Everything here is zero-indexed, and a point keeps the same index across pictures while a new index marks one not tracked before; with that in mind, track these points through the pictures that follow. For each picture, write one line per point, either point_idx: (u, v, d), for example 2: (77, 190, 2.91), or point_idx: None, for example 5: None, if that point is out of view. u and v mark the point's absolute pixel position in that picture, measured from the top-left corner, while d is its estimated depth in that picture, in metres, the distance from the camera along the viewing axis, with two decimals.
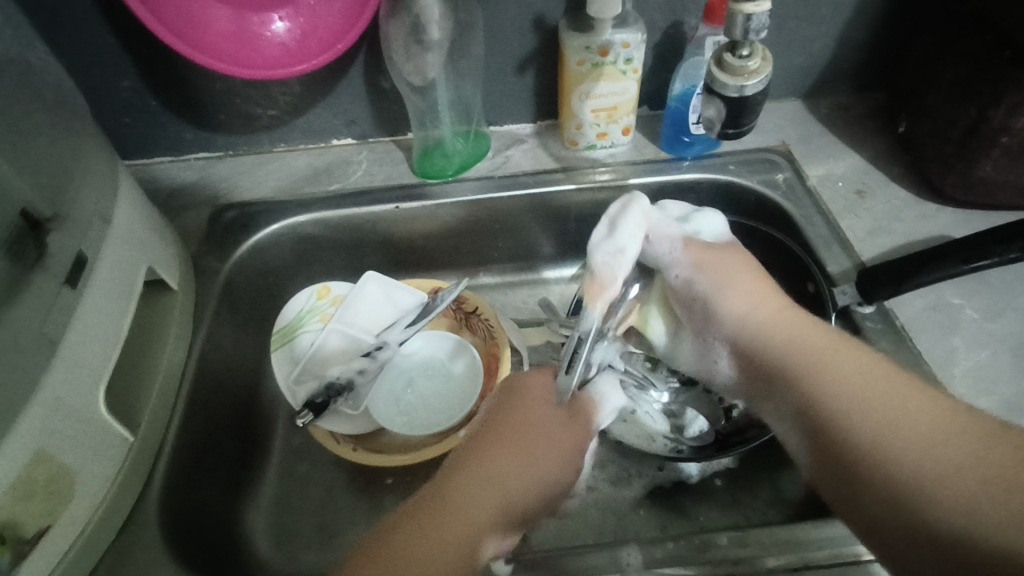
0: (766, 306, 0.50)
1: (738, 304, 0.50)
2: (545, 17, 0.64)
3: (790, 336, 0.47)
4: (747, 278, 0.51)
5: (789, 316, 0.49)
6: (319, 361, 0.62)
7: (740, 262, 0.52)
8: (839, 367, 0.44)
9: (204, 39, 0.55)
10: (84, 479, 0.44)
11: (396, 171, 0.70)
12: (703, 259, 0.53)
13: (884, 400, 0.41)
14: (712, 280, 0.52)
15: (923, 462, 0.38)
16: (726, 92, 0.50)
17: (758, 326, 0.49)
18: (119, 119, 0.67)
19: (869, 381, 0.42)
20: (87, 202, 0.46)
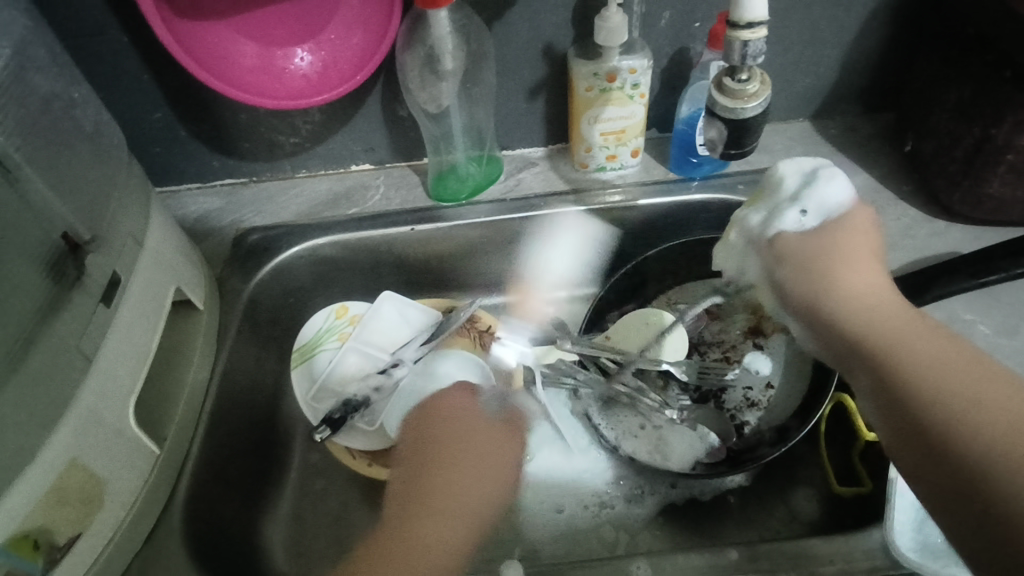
0: (863, 287, 0.46)
1: (853, 281, 0.47)
2: (555, 46, 0.66)
3: (871, 306, 0.44)
4: (866, 267, 0.48)
5: (882, 294, 0.46)
6: (338, 378, 0.64)
7: (865, 253, 0.49)
8: (920, 341, 0.41)
9: (233, 73, 0.58)
10: (113, 490, 0.46)
11: (412, 195, 0.73)
12: (809, 246, 0.49)
13: (971, 378, 0.38)
14: (805, 268, 0.49)
15: (1000, 435, 0.35)
16: (726, 115, 0.52)
17: (841, 297, 0.46)
18: (151, 148, 0.71)
19: (952, 361, 0.39)
20: (121, 226, 0.49)
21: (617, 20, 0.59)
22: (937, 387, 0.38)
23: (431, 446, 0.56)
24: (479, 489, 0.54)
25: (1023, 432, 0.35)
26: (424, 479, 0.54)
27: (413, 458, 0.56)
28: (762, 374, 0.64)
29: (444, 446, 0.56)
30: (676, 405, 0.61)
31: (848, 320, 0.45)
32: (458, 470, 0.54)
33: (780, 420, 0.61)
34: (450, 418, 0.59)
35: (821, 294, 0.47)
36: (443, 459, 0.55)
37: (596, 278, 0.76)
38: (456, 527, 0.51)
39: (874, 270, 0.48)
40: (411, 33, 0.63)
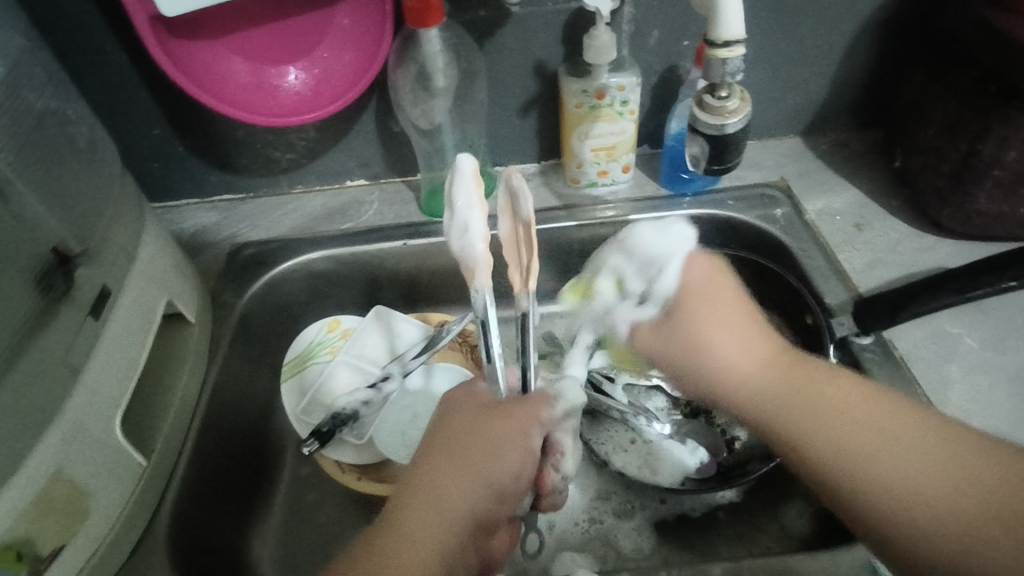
0: (736, 328, 0.47)
1: (725, 346, 0.46)
2: (546, 64, 0.68)
3: (757, 374, 0.45)
4: (739, 326, 0.47)
5: (749, 328, 0.47)
6: (327, 391, 0.64)
7: (720, 281, 0.49)
8: (786, 391, 0.44)
9: (225, 90, 0.60)
10: (98, 501, 0.46)
11: (405, 211, 0.74)
12: (685, 302, 0.48)
13: (845, 414, 0.42)
14: (692, 330, 0.47)
15: (914, 476, 0.38)
16: (708, 131, 0.53)
17: (738, 372, 0.45)
18: (148, 165, 0.72)
19: (858, 434, 0.41)
20: (113, 240, 0.50)
21: (605, 39, 0.60)
22: (834, 449, 0.40)
23: (456, 428, 0.47)
24: (488, 494, 0.44)
25: (931, 475, 0.38)
26: (430, 475, 0.45)
27: (436, 444, 0.47)
28: None
29: (456, 431, 0.47)
30: (665, 418, 0.62)
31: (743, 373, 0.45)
32: (466, 466, 0.45)
33: None
34: (468, 418, 0.47)
35: (707, 350, 0.46)
36: (459, 451, 0.45)
37: None
38: (434, 532, 0.42)
39: (738, 306, 0.47)
40: (403, 50, 0.64)
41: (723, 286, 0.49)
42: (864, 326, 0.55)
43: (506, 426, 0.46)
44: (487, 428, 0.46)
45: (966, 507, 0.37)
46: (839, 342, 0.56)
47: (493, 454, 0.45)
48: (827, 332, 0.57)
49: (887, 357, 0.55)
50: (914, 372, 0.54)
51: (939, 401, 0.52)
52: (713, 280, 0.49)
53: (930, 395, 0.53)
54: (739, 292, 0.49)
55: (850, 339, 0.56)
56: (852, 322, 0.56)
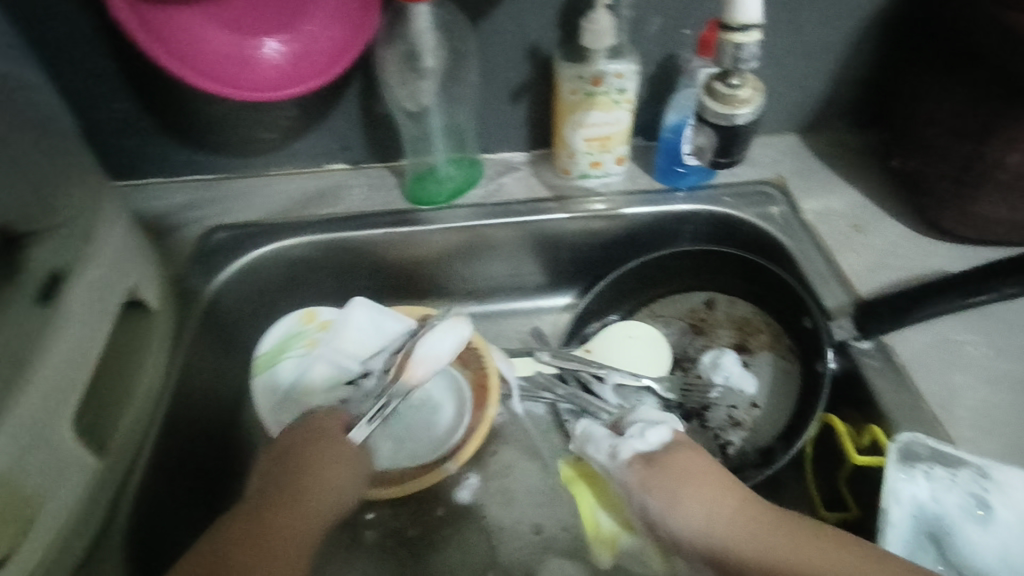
0: (717, 511, 0.43)
1: (686, 526, 0.43)
2: (540, 47, 0.64)
3: (725, 521, 0.42)
4: (708, 489, 0.44)
5: (728, 509, 0.43)
6: (303, 388, 0.61)
7: (683, 465, 0.45)
8: (755, 540, 0.41)
9: (200, 59, 0.55)
10: (49, 503, 0.41)
11: (388, 197, 0.70)
12: (647, 480, 0.45)
13: (829, 569, 0.38)
14: (662, 501, 0.44)
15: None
16: (717, 121, 0.49)
17: (710, 534, 0.42)
18: (110, 139, 0.67)
19: (799, 556, 0.39)
20: (66, 219, 0.45)
21: (604, 24, 0.57)
22: None
23: (315, 451, 0.52)
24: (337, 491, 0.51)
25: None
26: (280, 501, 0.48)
27: (283, 455, 0.52)
28: (747, 393, 0.62)
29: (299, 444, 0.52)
30: None
31: (728, 549, 0.41)
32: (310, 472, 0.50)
33: (765, 441, 0.59)
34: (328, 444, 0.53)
35: (682, 531, 0.43)
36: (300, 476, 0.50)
37: (579, 288, 0.75)
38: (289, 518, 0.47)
39: (707, 477, 0.44)
40: (390, 27, 0.60)
41: (693, 458, 0.46)
42: (865, 331, 0.55)
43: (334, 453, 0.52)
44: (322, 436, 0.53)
45: None
46: (838, 346, 0.56)
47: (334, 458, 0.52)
48: (825, 334, 0.56)
49: (887, 363, 0.53)
50: (914, 379, 0.53)
51: (940, 411, 0.51)
52: (680, 454, 0.46)
53: (930, 404, 0.51)
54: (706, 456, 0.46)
55: (849, 343, 0.55)
56: (852, 327, 0.56)
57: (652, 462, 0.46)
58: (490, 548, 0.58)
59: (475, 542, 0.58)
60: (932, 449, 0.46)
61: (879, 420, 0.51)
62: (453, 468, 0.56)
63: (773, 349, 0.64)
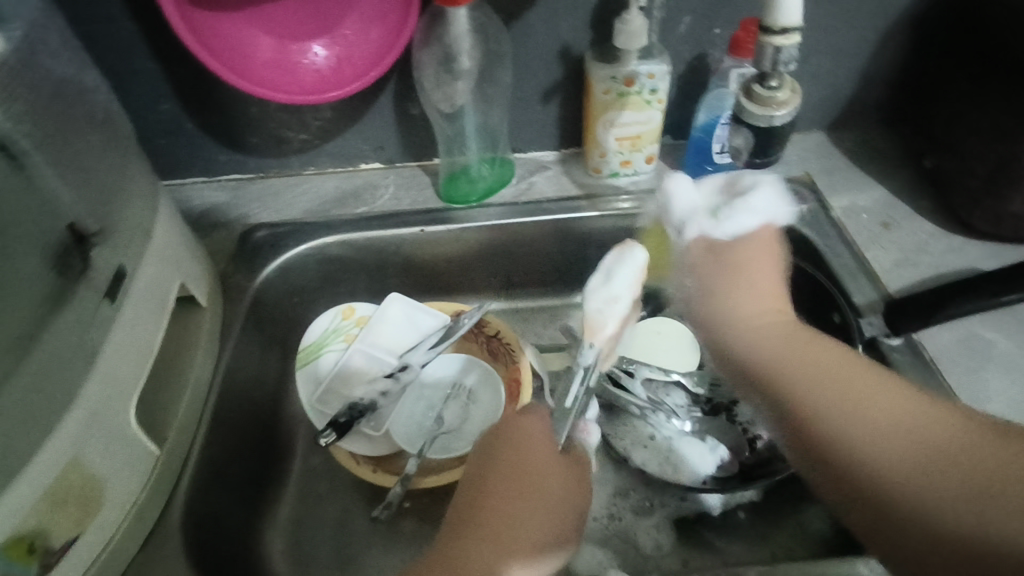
0: (771, 316, 0.50)
1: (732, 307, 0.51)
2: (572, 48, 0.66)
3: (765, 331, 0.48)
4: (760, 297, 0.51)
5: (776, 326, 0.49)
6: (343, 380, 0.63)
7: (771, 256, 0.53)
8: (806, 369, 0.43)
9: (247, 64, 0.57)
10: (113, 489, 0.44)
11: (421, 196, 0.72)
12: (699, 259, 0.54)
13: (866, 395, 0.40)
14: (704, 280, 0.54)
15: (904, 446, 0.36)
16: (754, 121, 0.51)
17: (746, 322, 0.50)
18: (156, 140, 0.69)
19: (835, 366, 0.43)
20: (129, 218, 0.48)
21: (637, 24, 0.59)
22: (817, 392, 0.41)
23: (512, 466, 0.50)
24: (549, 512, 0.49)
25: (931, 442, 0.36)
26: (476, 526, 0.47)
27: (493, 463, 0.51)
28: None
29: (517, 445, 0.51)
30: (686, 415, 0.62)
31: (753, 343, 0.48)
32: (512, 484, 0.49)
33: None
34: (548, 460, 0.51)
35: (735, 342, 0.49)
36: (515, 482, 0.50)
37: None
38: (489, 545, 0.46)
39: (761, 269, 0.53)
40: (428, 30, 0.62)
41: (757, 249, 0.53)
42: (896, 327, 0.55)
43: (562, 481, 0.51)
44: (533, 438, 0.52)
45: (913, 456, 0.36)
46: (868, 343, 0.56)
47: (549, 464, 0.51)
48: (856, 331, 0.57)
49: (917, 359, 0.54)
50: (945, 375, 0.53)
51: (971, 407, 0.51)
52: (760, 236, 0.53)
53: (962, 400, 0.52)
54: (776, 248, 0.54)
55: (880, 339, 0.56)
56: (882, 324, 0.56)
57: (720, 246, 0.54)
58: None
59: None
60: None
61: None
62: None
63: None
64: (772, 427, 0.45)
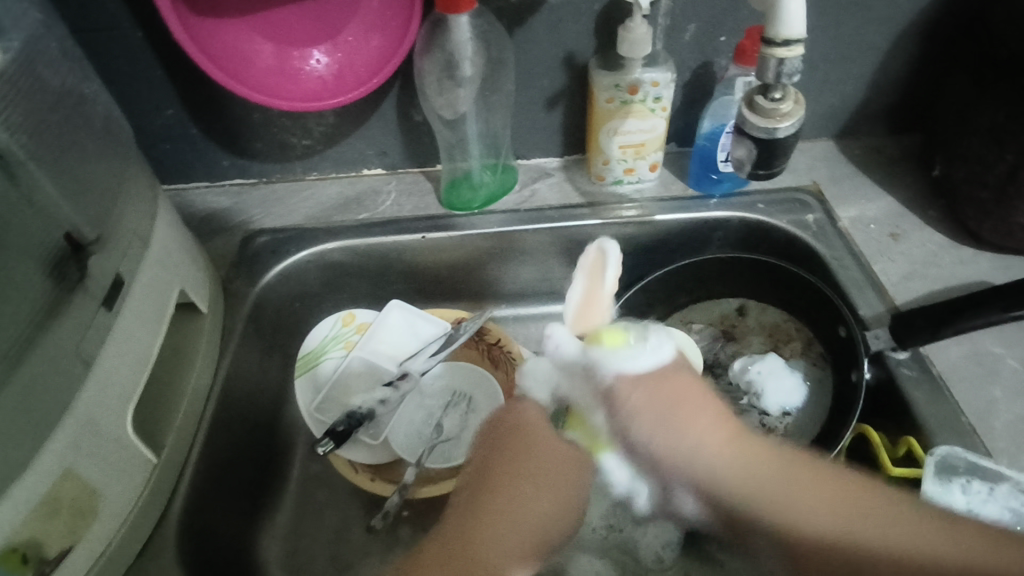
0: (724, 444, 0.40)
1: (696, 442, 0.40)
2: (576, 56, 0.65)
3: (743, 472, 0.39)
4: (705, 416, 0.41)
5: (741, 451, 0.40)
6: (342, 387, 0.62)
7: (696, 399, 0.41)
8: (799, 498, 0.38)
9: (248, 71, 0.57)
10: (108, 498, 0.43)
11: (424, 202, 0.71)
12: (641, 389, 0.41)
13: (893, 528, 0.36)
14: (648, 424, 0.41)
15: (945, 571, 0.34)
16: (757, 133, 0.49)
17: (710, 469, 0.40)
18: (159, 145, 0.69)
19: (823, 502, 0.38)
20: (129, 226, 0.48)
21: (641, 33, 0.58)
22: (831, 534, 0.37)
23: (511, 449, 0.48)
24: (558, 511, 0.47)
25: (958, 565, 0.34)
26: (490, 506, 0.45)
27: (502, 455, 0.48)
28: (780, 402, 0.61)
29: (521, 435, 0.48)
30: None
31: (717, 480, 0.40)
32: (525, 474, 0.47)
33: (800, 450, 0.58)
34: (553, 440, 0.48)
35: (664, 450, 0.41)
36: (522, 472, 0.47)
37: None
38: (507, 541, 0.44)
39: (712, 413, 0.41)
40: (430, 37, 0.62)
41: (683, 378, 0.42)
42: (902, 341, 0.54)
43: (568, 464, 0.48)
44: (534, 430, 0.49)
45: (954, 574, 0.34)
46: (873, 356, 0.55)
47: (555, 458, 0.48)
48: (861, 345, 0.56)
49: (924, 374, 0.53)
50: (953, 391, 0.52)
51: (978, 424, 0.50)
52: (678, 377, 0.42)
53: (969, 417, 0.51)
54: (701, 385, 0.42)
55: (886, 353, 0.55)
56: (889, 338, 0.55)
57: (653, 379, 0.41)
58: None
59: None
60: (970, 462, 0.46)
61: (917, 431, 0.51)
62: None
63: (806, 356, 0.63)
64: (723, 526, 0.42)
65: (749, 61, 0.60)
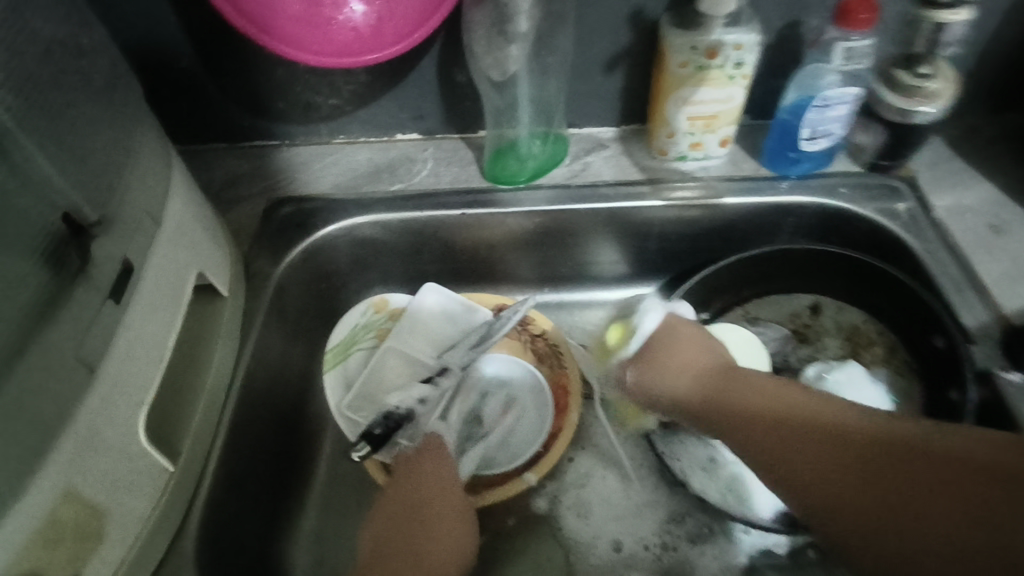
0: (702, 379, 0.50)
1: (670, 381, 0.51)
2: (645, 11, 0.57)
3: (721, 391, 0.48)
4: (692, 352, 0.52)
5: (723, 370, 0.50)
6: (375, 382, 0.57)
7: (686, 335, 0.53)
8: (759, 405, 0.46)
9: (274, 20, 0.49)
10: (116, 515, 0.39)
11: (464, 173, 0.64)
12: (656, 357, 0.52)
13: (858, 424, 0.42)
14: (645, 370, 0.52)
15: (863, 471, 0.40)
16: (891, 116, 0.56)
17: (679, 391, 0.50)
18: (173, 101, 0.62)
19: (773, 402, 0.46)
20: (137, 200, 0.41)
21: None
22: (784, 458, 0.43)
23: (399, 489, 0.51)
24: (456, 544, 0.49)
25: (877, 457, 0.40)
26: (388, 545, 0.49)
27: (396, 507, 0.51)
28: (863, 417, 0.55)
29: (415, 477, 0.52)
30: None
31: (696, 405, 0.49)
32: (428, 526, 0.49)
33: None
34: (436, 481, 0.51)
35: (659, 386, 0.51)
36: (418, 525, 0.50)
37: (661, 279, 0.69)
38: None
39: (692, 352, 0.52)
40: None
41: (681, 330, 0.53)
42: None
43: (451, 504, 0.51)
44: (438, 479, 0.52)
45: (867, 466, 0.40)
46: (980, 375, 0.48)
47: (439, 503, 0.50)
48: (966, 360, 0.49)
49: None
50: None
51: None
52: (666, 330, 0.53)
53: None
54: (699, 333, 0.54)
55: (994, 372, 0.48)
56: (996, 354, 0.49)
57: (659, 337, 0.53)
58: (566, 561, 0.54)
59: (550, 554, 0.54)
60: None
61: None
62: (534, 480, 0.53)
63: (888, 365, 0.57)
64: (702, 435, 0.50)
65: (863, 25, 0.51)
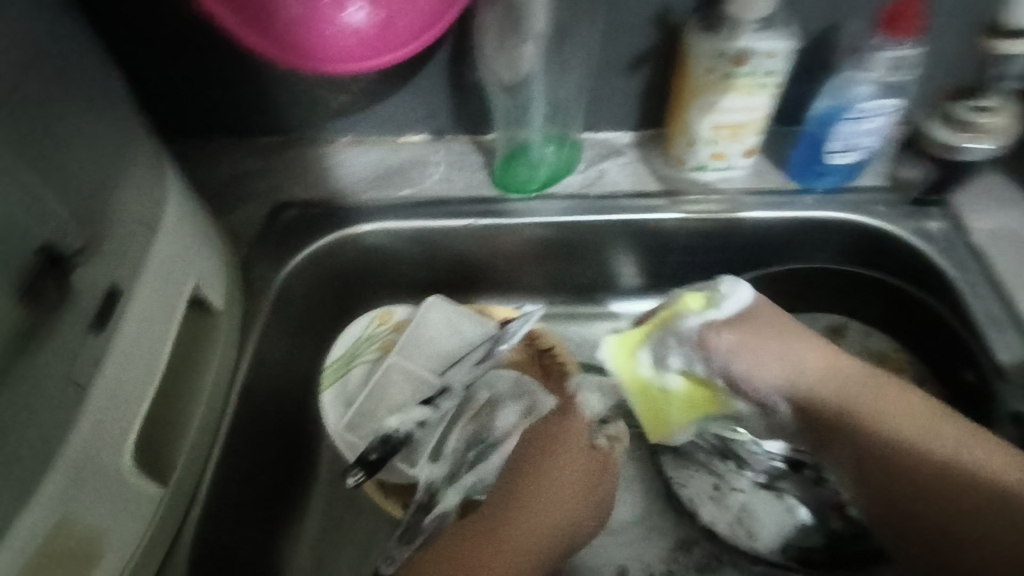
0: (824, 371, 0.47)
1: (779, 372, 0.48)
2: (671, 11, 0.53)
3: (842, 386, 0.46)
4: (792, 343, 0.48)
5: (843, 366, 0.47)
6: (375, 400, 0.55)
7: (774, 323, 0.49)
8: (889, 406, 0.44)
9: (273, 21, 0.47)
10: (109, 547, 0.37)
11: (475, 179, 0.61)
12: (745, 342, 0.49)
13: (962, 442, 0.42)
14: (742, 356, 0.49)
15: (965, 482, 0.41)
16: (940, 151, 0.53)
17: (811, 385, 0.47)
18: (171, 96, 0.59)
19: (904, 407, 0.44)
20: (130, 215, 0.39)
21: None
22: (899, 453, 0.43)
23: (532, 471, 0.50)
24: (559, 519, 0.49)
25: (967, 471, 0.41)
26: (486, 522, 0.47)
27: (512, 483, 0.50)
28: None
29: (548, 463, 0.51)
30: (766, 465, 0.52)
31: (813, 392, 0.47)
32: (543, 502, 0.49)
33: None
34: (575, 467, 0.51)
35: (761, 379, 0.49)
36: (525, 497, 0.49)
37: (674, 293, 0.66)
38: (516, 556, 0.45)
39: (803, 341, 0.49)
40: None
41: (769, 314, 0.50)
42: None
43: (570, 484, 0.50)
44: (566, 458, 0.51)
45: (966, 474, 0.41)
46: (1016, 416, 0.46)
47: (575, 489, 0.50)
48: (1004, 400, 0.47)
49: None
50: None
51: None
52: (761, 312, 0.50)
53: None
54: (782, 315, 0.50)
55: None
56: None
57: (746, 316, 0.50)
58: None
59: None
60: None
61: None
62: None
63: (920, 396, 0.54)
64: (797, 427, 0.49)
65: (911, 33, 0.48)
